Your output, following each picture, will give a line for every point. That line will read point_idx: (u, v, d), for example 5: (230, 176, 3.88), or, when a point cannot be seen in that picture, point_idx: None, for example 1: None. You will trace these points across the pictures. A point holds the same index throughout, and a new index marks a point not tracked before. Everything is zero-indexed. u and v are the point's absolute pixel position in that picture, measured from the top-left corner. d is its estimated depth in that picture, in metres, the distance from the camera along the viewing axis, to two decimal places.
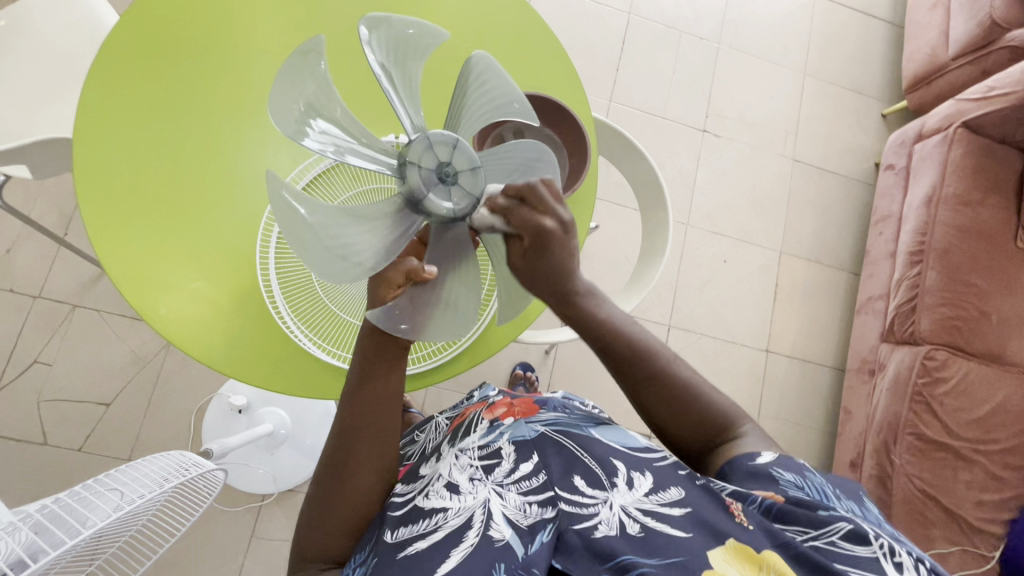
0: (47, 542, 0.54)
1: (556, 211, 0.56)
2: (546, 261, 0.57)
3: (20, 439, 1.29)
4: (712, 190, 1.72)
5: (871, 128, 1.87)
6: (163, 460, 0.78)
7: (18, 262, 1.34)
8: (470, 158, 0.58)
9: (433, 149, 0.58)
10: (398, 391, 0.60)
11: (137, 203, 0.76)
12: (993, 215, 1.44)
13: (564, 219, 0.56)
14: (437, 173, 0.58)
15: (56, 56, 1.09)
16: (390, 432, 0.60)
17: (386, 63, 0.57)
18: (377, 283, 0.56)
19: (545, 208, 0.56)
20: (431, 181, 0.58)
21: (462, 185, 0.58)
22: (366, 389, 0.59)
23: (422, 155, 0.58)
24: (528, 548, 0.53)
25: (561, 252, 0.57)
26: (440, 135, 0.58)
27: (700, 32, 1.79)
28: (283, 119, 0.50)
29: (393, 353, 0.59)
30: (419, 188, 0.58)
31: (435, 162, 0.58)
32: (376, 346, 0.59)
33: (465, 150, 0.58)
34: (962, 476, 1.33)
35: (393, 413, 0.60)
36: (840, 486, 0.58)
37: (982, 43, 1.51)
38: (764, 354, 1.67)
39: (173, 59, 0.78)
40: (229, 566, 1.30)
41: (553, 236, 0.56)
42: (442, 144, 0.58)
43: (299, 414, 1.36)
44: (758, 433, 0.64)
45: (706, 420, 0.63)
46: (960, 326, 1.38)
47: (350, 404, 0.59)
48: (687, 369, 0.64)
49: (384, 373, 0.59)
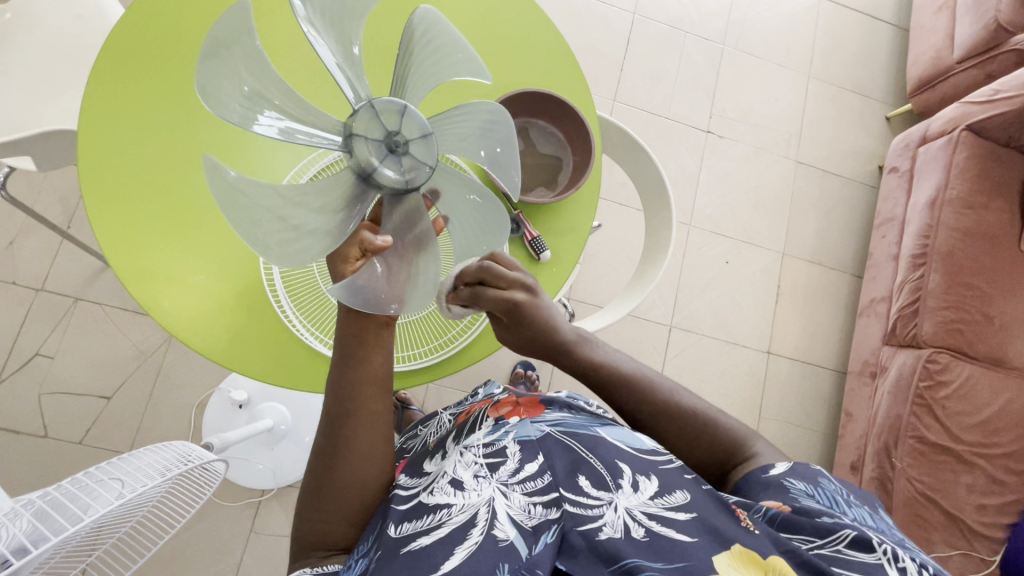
0: (48, 528, 0.55)
1: (515, 279, 0.72)
2: (528, 323, 0.72)
3: (19, 432, 1.29)
4: (716, 191, 1.72)
5: (876, 130, 1.87)
6: (166, 451, 0.78)
7: (21, 255, 1.35)
8: (415, 119, 0.60)
9: (380, 118, 0.60)
10: (382, 372, 0.62)
11: (137, 194, 0.76)
12: (996, 219, 1.44)
13: (525, 285, 0.72)
14: (387, 143, 0.60)
15: (61, 47, 1.10)
16: (380, 416, 0.62)
17: (325, 35, 0.58)
18: (337, 258, 0.60)
19: (505, 280, 0.72)
20: (381, 153, 0.60)
21: (414, 153, 0.61)
22: (351, 373, 0.61)
23: (368, 127, 0.60)
24: (533, 548, 0.52)
25: (536, 313, 0.72)
26: (385, 102, 0.60)
27: (705, 33, 1.79)
28: (230, 114, 0.53)
29: (373, 330, 0.61)
30: (369, 160, 0.60)
31: (383, 132, 0.60)
32: (358, 329, 0.61)
33: (414, 117, 0.60)
34: (962, 480, 1.33)
35: (381, 397, 0.62)
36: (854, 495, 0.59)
37: (989, 46, 1.50)
38: (765, 356, 1.67)
39: (176, 51, 0.78)
40: (228, 561, 1.30)
41: (524, 300, 0.71)
42: (388, 113, 0.60)
43: (298, 410, 1.36)
44: (771, 451, 0.67)
45: (719, 445, 0.67)
46: (962, 329, 1.38)
47: (335, 389, 0.61)
48: (693, 399, 0.70)
49: (366, 354, 0.61)
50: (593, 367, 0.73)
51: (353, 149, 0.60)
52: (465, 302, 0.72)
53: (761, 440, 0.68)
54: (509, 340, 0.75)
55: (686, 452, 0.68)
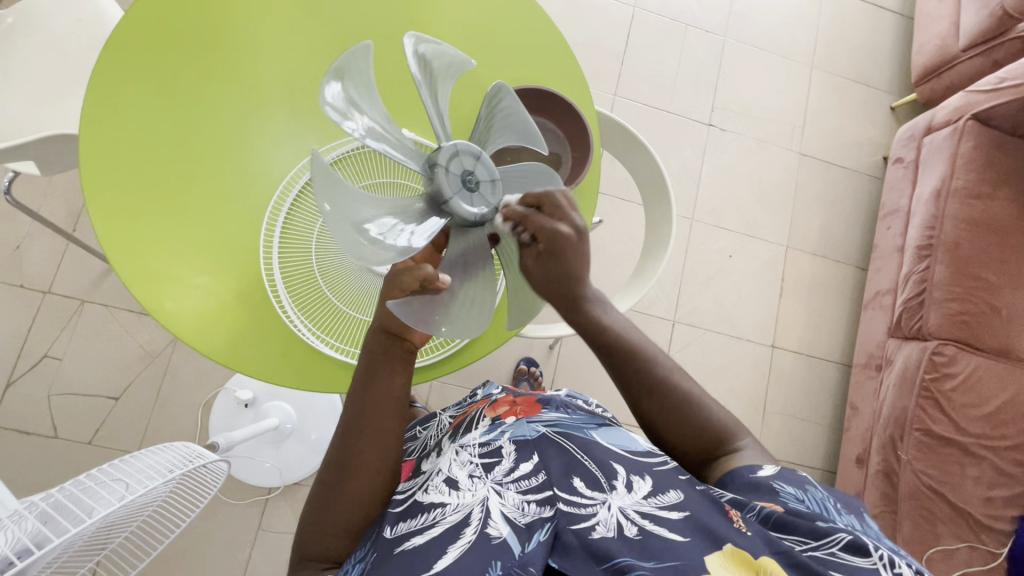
0: (52, 530, 0.56)
1: (572, 219, 0.64)
2: (562, 262, 0.64)
3: (30, 433, 1.31)
4: (718, 184, 1.71)
5: (881, 121, 1.85)
6: (168, 453, 0.78)
7: (28, 258, 1.36)
8: (494, 175, 0.61)
9: (475, 162, 0.60)
10: (402, 392, 0.63)
11: (143, 197, 0.77)
12: (1003, 208, 1.42)
13: (578, 225, 0.64)
14: (461, 178, 0.60)
15: (61, 51, 1.11)
16: (393, 433, 0.62)
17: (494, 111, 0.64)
18: (392, 282, 0.59)
19: (563, 215, 0.64)
20: (455, 178, 0.59)
21: (483, 194, 0.61)
22: (370, 388, 0.61)
23: (454, 157, 0.59)
24: (525, 546, 0.52)
25: (575, 255, 0.64)
26: (467, 145, 0.60)
27: (706, 26, 1.77)
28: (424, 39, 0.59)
29: (398, 355, 0.63)
30: (442, 160, 0.59)
31: (461, 169, 0.60)
32: (383, 346, 0.63)
33: (494, 191, 0.61)
34: (969, 472, 1.32)
35: (397, 415, 0.63)
36: (842, 501, 0.58)
37: (994, 33, 1.48)
38: (769, 350, 1.66)
39: (179, 54, 0.79)
40: (237, 559, 1.32)
41: (568, 238, 0.63)
42: (483, 165, 0.61)
43: (304, 408, 1.37)
44: (755, 449, 0.66)
45: (706, 432, 0.66)
46: (969, 321, 1.37)
47: (354, 402, 0.61)
48: (688, 381, 0.68)
49: (388, 372, 0.62)
50: (604, 334, 0.68)
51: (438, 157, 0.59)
52: (515, 217, 0.63)
53: (748, 436, 0.67)
54: (531, 280, 0.65)
55: (676, 438, 0.67)
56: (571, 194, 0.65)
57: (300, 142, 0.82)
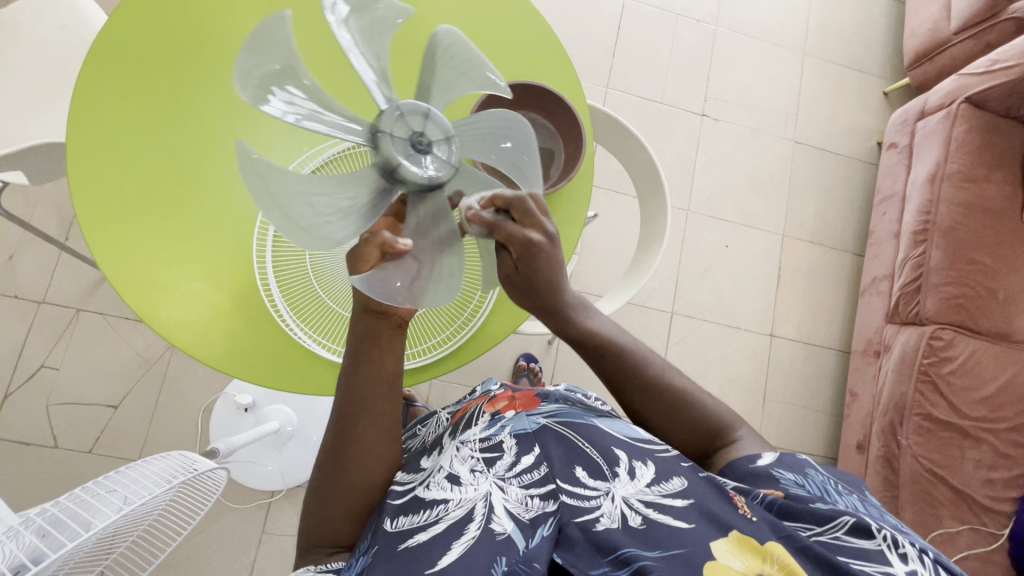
0: (49, 546, 0.55)
1: (543, 225, 0.62)
2: (534, 268, 0.63)
3: (30, 443, 1.30)
4: (712, 174, 1.70)
5: (874, 107, 1.85)
6: (166, 462, 0.78)
7: (21, 268, 1.35)
8: (447, 132, 0.59)
9: (423, 121, 0.58)
10: (393, 373, 0.62)
11: (132, 203, 0.76)
12: (998, 191, 1.42)
13: (548, 231, 0.62)
14: (411, 140, 0.58)
15: (47, 59, 1.09)
16: (388, 417, 0.62)
17: (439, 65, 0.61)
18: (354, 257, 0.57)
19: (533, 222, 0.62)
20: (404, 143, 0.57)
21: (437, 154, 0.59)
22: (361, 373, 0.60)
23: (399, 120, 0.58)
24: (530, 541, 0.52)
25: (548, 262, 0.63)
26: (412, 105, 0.59)
27: (697, 15, 1.76)
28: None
29: (385, 332, 0.61)
30: (386, 125, 0.58)
31: (408, 130, 0.58)
32: (369, 328, 0.60)
33: (450, 147, 0.59)
34: (970, 455, 1.33)
35: (389, 397, 0.62)
36: (841, 481, 0.59)
37: (986, 15, 1.48)
38: (769, 338, 1.67)
39: (160, 55, 0.78)
40: (242, 563, 1.32)
41: (541, 246, 0.62)
42: (434, 123, 0.59)
43: (304, 411, 1.36)
44: (750, 435, 0.66)
45: (702, 425, 0.66)
46: (965, 304, 1.37)
47: (346, 389, 0.61)
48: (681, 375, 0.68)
49: (378, 354, 0.61)
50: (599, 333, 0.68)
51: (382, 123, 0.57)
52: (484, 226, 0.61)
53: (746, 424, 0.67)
54: (510, 285, 0.65)
55: (680, 439, 0.67)
56: (542, 199, 0.63)
57: (286, 146, 0.81)
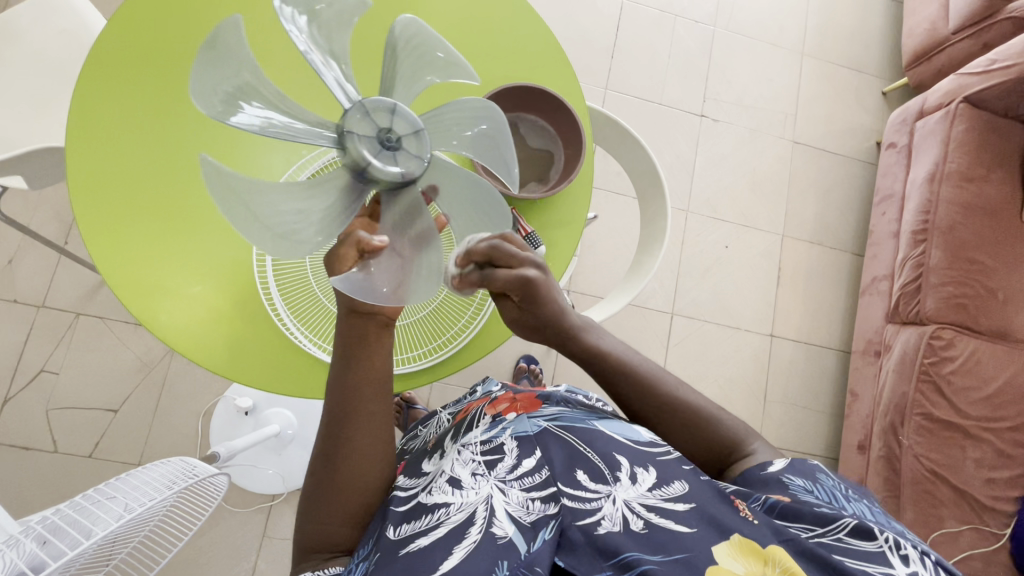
0: (49, 554, 0.55)
1: (528, 258, 0.65)
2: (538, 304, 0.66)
3: (30, 448, 1.30)
4: (712, 175, 1.70)
5: (872, 107, 1.85)
6: (166, 468, 0.78)
7: (20, 272, 1.35)
8: (415, 126, 0.58)
9: (388, 116, 0.58)
10: (383, 374, 0.62)
11: (132, 207, 0.76)
12: (997, 191, 1.42)
13: (536, 263, 0.65)
14: (378, 137, 0.57)
15: (46, 62, 1.09)
16: (379, 418, 0.61)
17: (400, 58, 0.61)
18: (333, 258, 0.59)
19: (519, 260, 0.64)
20: (372, 141, 0.57)
21: (408, 150, 0.58)
22: (351, 374, 0.60)
23: (364, 119, 0.57)
24: (531, 545, 0.52)
25: (547, 293, 0.65)
26: (377, 102, 0.58)
27: (696, 15, 1.77)
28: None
29: (372, 332, 0.61)
30: (352, 126, 0.57)
31: (375, 128, 0.57)
32: (358, 329, 0.61)
33: (420, 141, 0.58)
34: (970, 455, 1.33)
35: (380, 398, 0.62)
36: (855, 490, 0.59)
37: (983, 15, 1.48)
38: (769, 339, 1.67)
39: (160, 58, 0.78)
40: (243, 566, 1.31)
41: (537, 280, 0.64)
42: (399, 118, 0.58)
43: (304, 414, 1.36)
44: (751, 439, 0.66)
45: (703, 427, 0.66)
46: (965, 304, 1.37)
47: (337, 391, 0.61)
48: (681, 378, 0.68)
49: (367, 355, 0.61)
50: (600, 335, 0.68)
51: (347, 123, 0.57)
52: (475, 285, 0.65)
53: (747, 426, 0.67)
54: (523, 322, 0.68)
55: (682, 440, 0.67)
56: (517, 237, 0.65)
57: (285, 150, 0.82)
